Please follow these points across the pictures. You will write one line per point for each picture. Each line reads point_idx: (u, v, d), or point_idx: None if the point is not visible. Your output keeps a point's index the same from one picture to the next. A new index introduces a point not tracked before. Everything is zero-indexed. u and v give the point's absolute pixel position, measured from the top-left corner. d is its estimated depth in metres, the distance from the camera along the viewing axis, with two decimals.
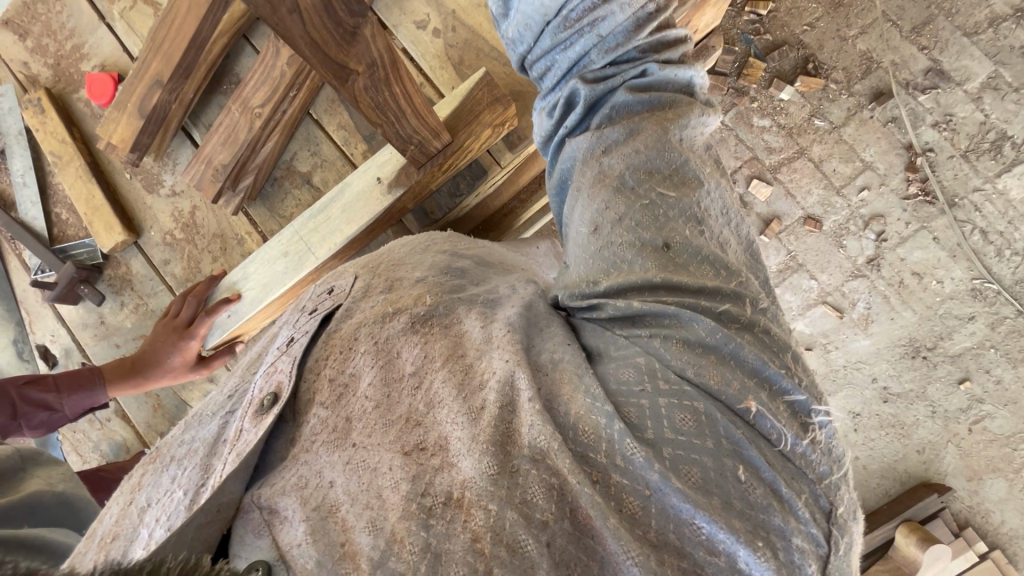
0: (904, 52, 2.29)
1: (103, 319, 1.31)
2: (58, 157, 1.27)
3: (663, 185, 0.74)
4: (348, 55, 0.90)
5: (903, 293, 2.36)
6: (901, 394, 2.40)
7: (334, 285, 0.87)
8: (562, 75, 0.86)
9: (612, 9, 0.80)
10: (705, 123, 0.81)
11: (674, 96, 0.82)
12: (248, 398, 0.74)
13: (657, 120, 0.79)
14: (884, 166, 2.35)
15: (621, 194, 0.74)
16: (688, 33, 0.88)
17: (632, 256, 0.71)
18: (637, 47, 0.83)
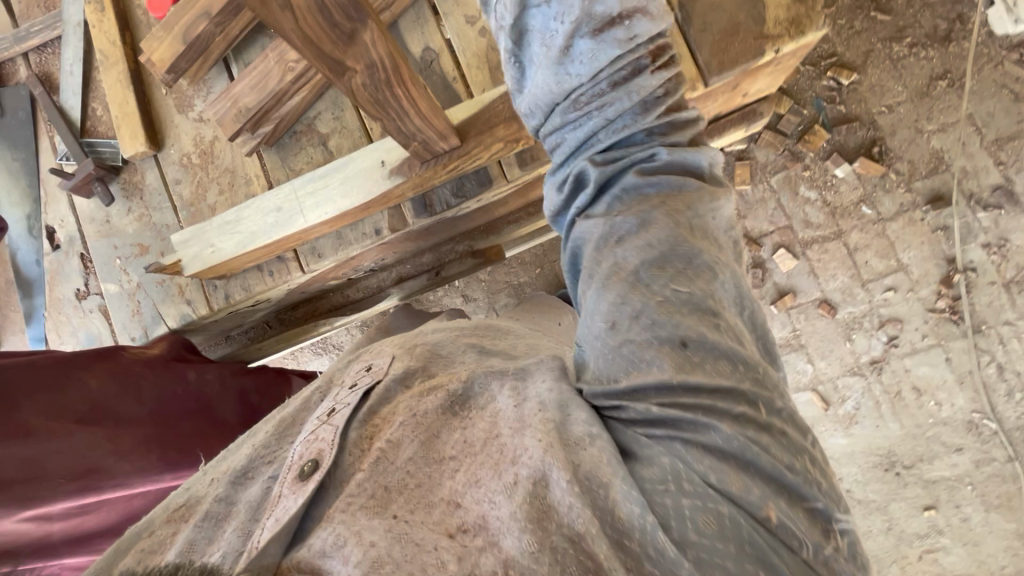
0: (978, 162, 2.17)
1: (109, 219, 1.37)
2: (105, 57, 1.33)
3: (679, 280, 0.71)
4: (345, 54, 0.88)
5: (896, 404, 2.28)
6: (863, 501, 2.35)
7: (371, 362, 0.92)
8: (573, 147, 0.88)
9: (620, 95, 0.84)
10: (717, 210, 0.80)
11: (682, 179, 0.81)
12: (287, 462, 0.75)
13: (667, 210, 0.77)
14: (919, 271, 2.23)
15: (639, 290, 0.71)
16: (700, 114, 0.88)
17: (651, 356, 0.68)
18: (643, 129, 0.85)
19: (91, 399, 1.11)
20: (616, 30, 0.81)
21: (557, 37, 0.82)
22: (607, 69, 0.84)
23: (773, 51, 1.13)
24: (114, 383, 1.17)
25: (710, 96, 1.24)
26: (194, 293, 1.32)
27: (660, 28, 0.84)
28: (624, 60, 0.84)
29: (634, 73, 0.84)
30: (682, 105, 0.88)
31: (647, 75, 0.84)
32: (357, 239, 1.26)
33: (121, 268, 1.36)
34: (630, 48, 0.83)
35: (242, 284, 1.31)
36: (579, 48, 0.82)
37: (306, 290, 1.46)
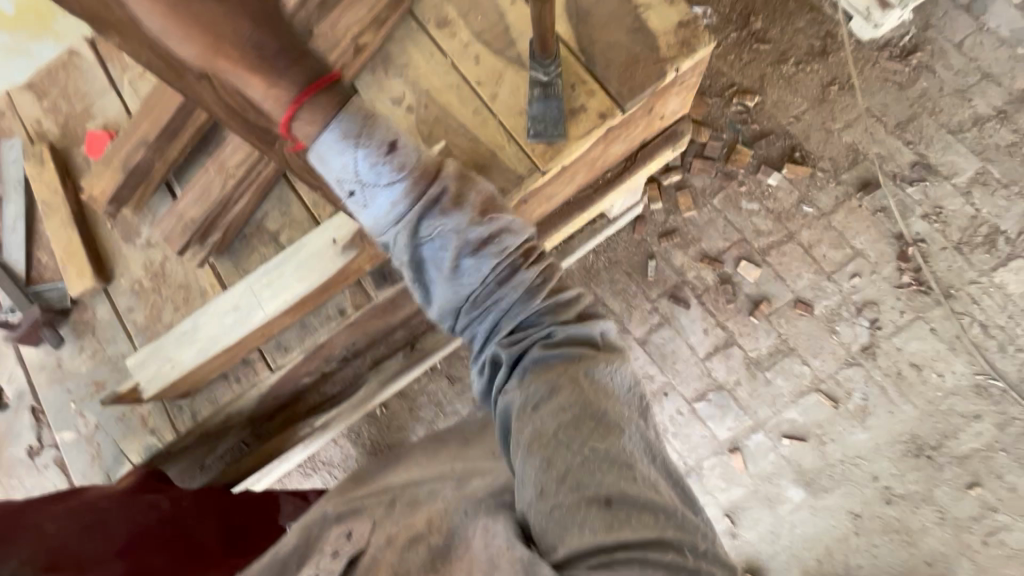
0: (889, 146, 2.34)
1: (61, 363, 1.31)
2: (47, 206, 1.35)
3: (591, 441, 0.82)
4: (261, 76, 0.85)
5: (901, 385, 2.25)
6: (905, 495, 2.21)
7: (349, 528, 0.94)
8: (482, 338, 1.02)
9: (507, 292, 1.00)
10: (615, 373, 0.93)
11: (578, 349, 0.94)
12: None
13: (570, 377, 0.89)
14: (875, 254, 2.31)
15: (558, 452, 0.82)
16: (578, 292, 1.05)
17: (581, 510, 0.76)
18: (534, 310, 1.00)
19: (50, 542, 0.91)
20: (490, 246, 0.99)
21: (445, 260, 1.00)
22: (491, 276, 1.00)
23: (674, 70, 1.23)
24: (75, 524, 0.98)
25: (631, 122, 1.34)
26: (157, 420, 1.24)
27: (525, 237, 1.03)
28: (501, 265, 1.00)
29: (512, 270, 1.01)
30: (560, 286, 1.04)
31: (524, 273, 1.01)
32: (323, 323, 1.24)
33: (76, 411, 1.28)
34: (506, 254, 1.01)
35: (210, 398, 1.25)
36: (465, 266, 1.00)
37: (278, 392, 1.40)
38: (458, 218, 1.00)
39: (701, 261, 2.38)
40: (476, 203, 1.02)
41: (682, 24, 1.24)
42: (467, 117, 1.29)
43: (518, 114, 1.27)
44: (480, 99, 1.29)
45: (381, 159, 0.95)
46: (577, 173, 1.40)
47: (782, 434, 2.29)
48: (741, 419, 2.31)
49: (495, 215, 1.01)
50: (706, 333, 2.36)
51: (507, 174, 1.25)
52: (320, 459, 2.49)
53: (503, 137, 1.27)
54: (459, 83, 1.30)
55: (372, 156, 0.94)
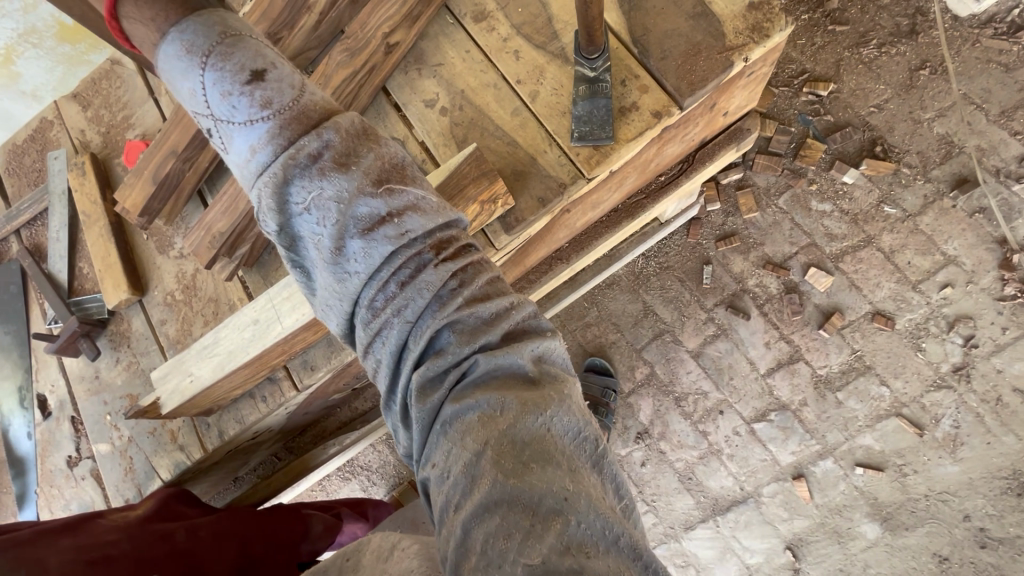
0: (992, 137, 2.03)
1: (98, 374, 1.30)
2: (87, 216, 1.35)
3: (523, 534, 0.58)
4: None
5: (1001, 412, 1.96)
6: (1005, 539, 1.93)
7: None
8: (389, 371, 0.76)
9: (410, 295, 0.73)
10: (551, 419, 0.67)
11: (500, 394, 0.68)
12: None
13: (492, 452, 0.64)
14: (971, 261, 2.02)
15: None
16: (506, 296, 0.77)
17: None
18: (443, 326, 0.73)
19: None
20: (385, 227, 0.74)
21: (326, 239, 0.74)
22: (387, 267, 0.74)
23: (742, 60, 1.07)
24: (81, 558, 0.92)
25: (690, 120, 1.18)
26: (186, 437, 1.21)
27: (437, 220, 0.77)
28: (401, 256, 0.74)
29: (417, 269, 0.74)
30: (483, 284, 0.77)
31: (441, 267, 0.75)
32: (350, 342, 1.16)
33: (111, 424, 1.27)
34: (405, 242, 0.74)
35: (237, 416, 1.21)
36: (354, 248, 0.74)
37: (306, 411, 1.37)
38: (343, 181, 0.73)
39: (764, 268, 2.16)
40: (373, 167, 0.76)
41: (753, 6, 1.07)
42: (505, 119, 1.17)
43: (562, 115, 1.14)
44: (518, 99, 1.17)
45: (239, 87, 0.73)
46: (628, 177, 1.26)
47: (856, 463, 2.05)
48: (808, 443, 2.09)
49: (396, 187, 0.76)
50: (767, 347, 2.15)
51: (545, 181, 1.13)
52: (358, 464, 2.47)
53: (544, 141, 1.14)
54: (497, 81, 1.19)
55: (227, 82, 0.72)
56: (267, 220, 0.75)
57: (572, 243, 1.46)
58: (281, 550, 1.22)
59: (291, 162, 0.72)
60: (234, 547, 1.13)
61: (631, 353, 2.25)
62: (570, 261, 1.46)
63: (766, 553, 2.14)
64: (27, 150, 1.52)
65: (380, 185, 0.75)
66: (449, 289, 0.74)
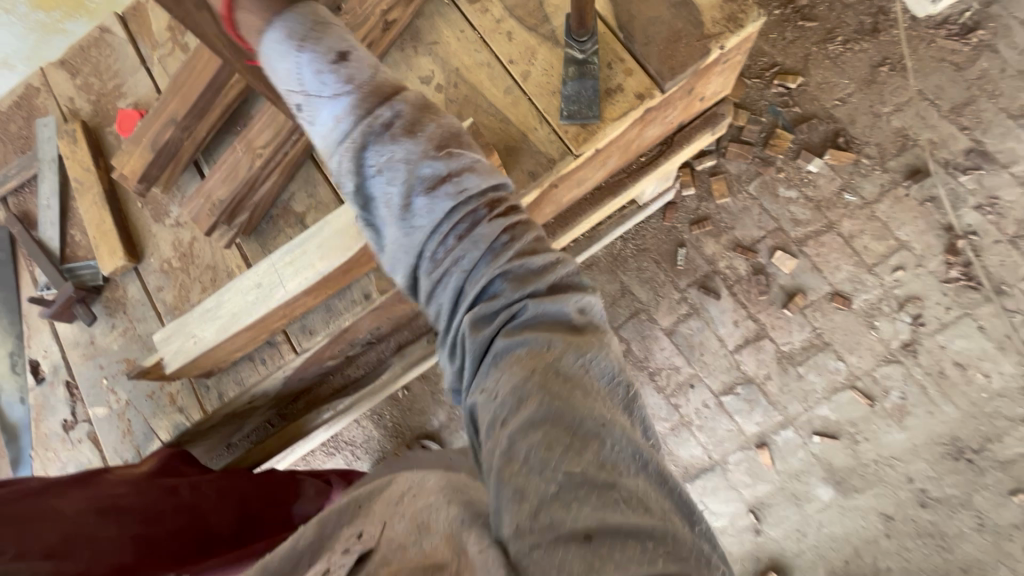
0: (943, 131, 2.20)
1: (93, 340, 1.33)
2: (80, 183, 1.36)
3: (565, 454, 0.64)
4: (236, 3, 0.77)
5: (943, 384, 2.14)
6: (943, 499, 2.12)
7: (362, 527, 0.77)
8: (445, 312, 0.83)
9: (466, 245, 0.80)
10: (593, 360, 0.74)
11: (548, 334, 0.75)
12: None
13: (539, 378, 0.70)
14: (921, 246, 2.18)
15: (528, 480, 0.63)
16: (551, 254, 0.84)
17: (556, 548, 0.57)
18: (496, 274, 0.80)
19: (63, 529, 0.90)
20: (445, 184, 0.81)
21: (391, 193, 0.82)
22: (446, 220, 0.81)
23: (718, 48, 1.15)
24: (93, 507, 0.95)
25: (670, 103, 1.27)
26: (185, 398, 1.25)
27: (490, 184, 0.85)
28: (459, 212, 0.82)
29: (473, 223, 0.82)
30: (533, 244, 0.84)
31: (497, 225, 0.82)
32: (348, 307, 1.22)
33: (108, 388, 1.30)
34: (462, 200, 0.82)
35: (237, 379, 1.25)
36: (416, 201, 0.81)
37: (302, 375, 1.41)
38: (410, 145, 0.82)
39: (734, 250, 2.29)
40: (435, 134, 0.84)
41: None
42: (498, 98, 1.24)
43: (551, 95, 1.21)
44: (510, 78, 1.24)
45: (328, 67, 0.83)
46: (611, 156, 1.34)
47: (813, 432, 2.22)
48: (771, 414, 2.25)
49: (455, 151, 0.84)
50: (736, 325, 2.28)
51: (536, 157, 1.20)
52: (343, 438, 2.52)
53: (534, 119, 1.21)
54: (490, 61, 1.25)
55: (319, 62, 0.83)
56: (344, 181, 0.84)
57: (557, 219, 1.53)
58: (279, 508, 1.27)
59: (368, 127, 0.82)
60: (235, 503, 1.17)
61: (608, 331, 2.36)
62: (554, 236, 1.53)
63: (730, 516, 2.28)
64: (12, 117, 1.50)
65: (441, 149, 0.83)
66: (504, 242, 0.81)
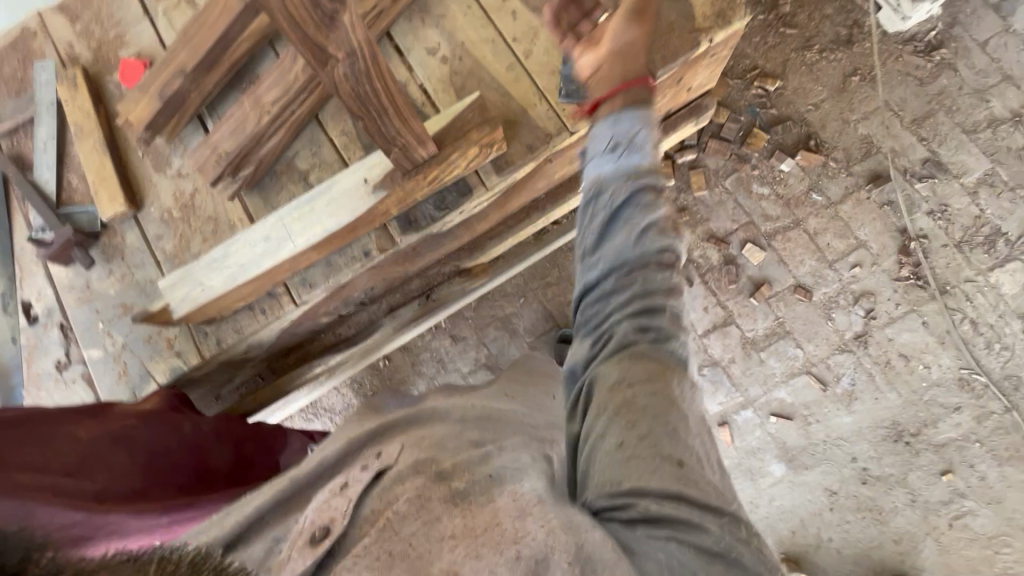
0: (904, 141, 2.36)
1: (89, 284, 1.35)
2: (80, 128, 1.36)
3: (678, 447, 0.75)
4: (327, 39, 0.98)
5: (889, 373, 2.33)
6: (881, 477, 2.32)
7: (381, 448, 0.85)
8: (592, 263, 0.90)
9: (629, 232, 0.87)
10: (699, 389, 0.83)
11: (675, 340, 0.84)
12: (297, 528, 0.72)
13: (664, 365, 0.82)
14: (878, 245, 2.36)
15: (644, 420, 0.76)
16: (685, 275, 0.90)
17: (653, 475, 0.72)
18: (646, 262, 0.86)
19: (80, 451, 0.98)
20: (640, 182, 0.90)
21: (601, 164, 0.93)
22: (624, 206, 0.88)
23: (707, 41, 1.25)
24: (105, 434, 1.04)
25: (661, 91, 1.36)
26: (183, 344, 1.29)
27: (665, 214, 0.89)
28: (645, 208, 0.88)
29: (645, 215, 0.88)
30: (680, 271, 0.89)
31: (656, 237, 0.87)
32: (348, 263, 1.28)
33: (104, 331, 1.33)
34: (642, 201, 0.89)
35: (235, 327, 1.30)
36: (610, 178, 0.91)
37: (296, 330, 1.46)
38: (630, 145, 0.93)
39: (708, 240, 2.42)
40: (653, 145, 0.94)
41: None
42: (500, 74, 1.31)
43: (551, 74, 1.29)
44: (513, 55, 1.31)
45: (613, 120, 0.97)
46: None
47: (770, 412, 2.38)
48: (733, 395, 2.40)
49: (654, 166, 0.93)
50: (706, 311, 2.42)
51: (533, 131, 1.27)
52: (322, 405, 2.57)
53: (534, 96, 1.29)
54: (494, 38, 1.32)
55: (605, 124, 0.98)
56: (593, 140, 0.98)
57: (548, 196, 1.62)
58: (273, 456, 1.35)
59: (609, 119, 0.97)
60: (233, 446, 1.27)
61: None
62: (545, 211, 1.62)
63: None
64: (6, 58, 1.49)
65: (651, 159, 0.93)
66: (658, 254, 0.86)
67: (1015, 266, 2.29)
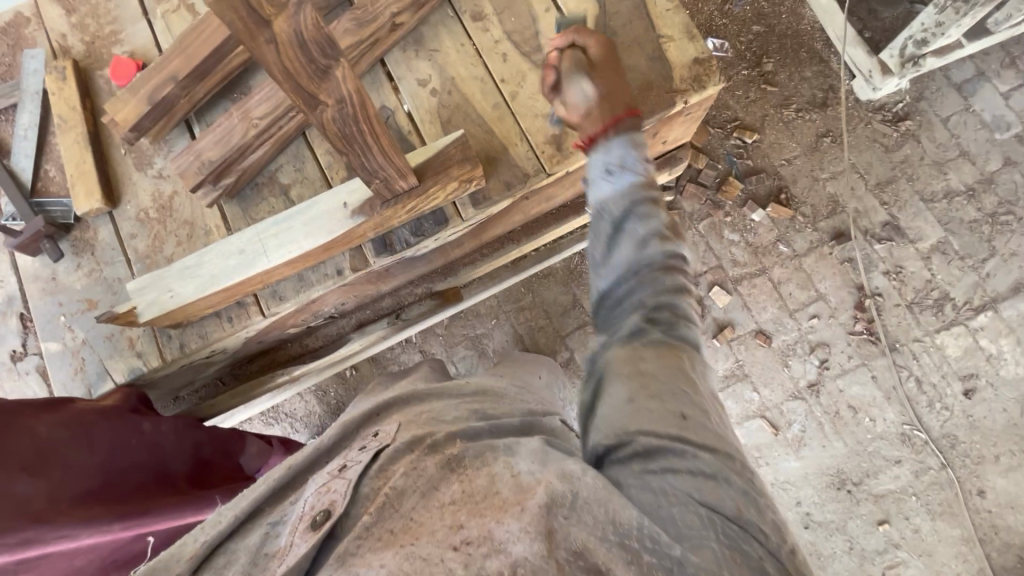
0: (867, 203, 2.50)
1: (55, 276, 1.34)
2: (63, 121, 1.37)
3: (683, 403, 0.80)
4: (319, 89, 0.82)
5: (837, 423, 2.43)
6: (823, 523, 2.40)
7: (379, 427, 0.92)
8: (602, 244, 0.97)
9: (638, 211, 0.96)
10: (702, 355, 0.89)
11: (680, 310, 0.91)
12: (299, 512, 0.76)
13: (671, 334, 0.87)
14: (836, 299, 2.47)
15: (653, 375, 0.82)
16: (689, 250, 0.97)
17: (656, 421, 0.77)
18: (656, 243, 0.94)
19: (42, 447, 1.01)
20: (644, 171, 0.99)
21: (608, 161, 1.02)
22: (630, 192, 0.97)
23: (682, 102, 1.33)
24: (66, 431, 1.06)
25: None
26: (145, 344, 1.29)
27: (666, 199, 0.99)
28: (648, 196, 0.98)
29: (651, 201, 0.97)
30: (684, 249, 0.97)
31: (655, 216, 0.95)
32: (321, 280, 1.30)
33: (65, 325, 1.32)
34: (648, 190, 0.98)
35: (199, 333, 1.31)
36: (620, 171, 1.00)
37: (262, 339, 1.47)
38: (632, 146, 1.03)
39: None
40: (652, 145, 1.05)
41: (696, 61, 1.34)
42: (486, 111, 1.36)
43: (534, 116, 1.34)
44: (500, 94, 1.37)
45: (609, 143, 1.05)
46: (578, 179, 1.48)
47: None
48: None
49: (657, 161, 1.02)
50: None
51: (512, 169, 1.33)
52: (283, 411, 2.55)
53: (516, 136, 1.35)
54: (484, 76, 1.38)
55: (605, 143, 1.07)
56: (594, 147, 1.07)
57: (525, 227, 1.68)
58: (231, 460, 1.40)
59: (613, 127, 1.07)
60: (191, 447, 1.31)
61: (555, 338, 2.54)
62: (520, 242, 1.67)
63: None
64: None
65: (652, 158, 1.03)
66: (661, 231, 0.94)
67: (959, 330, 2.42)
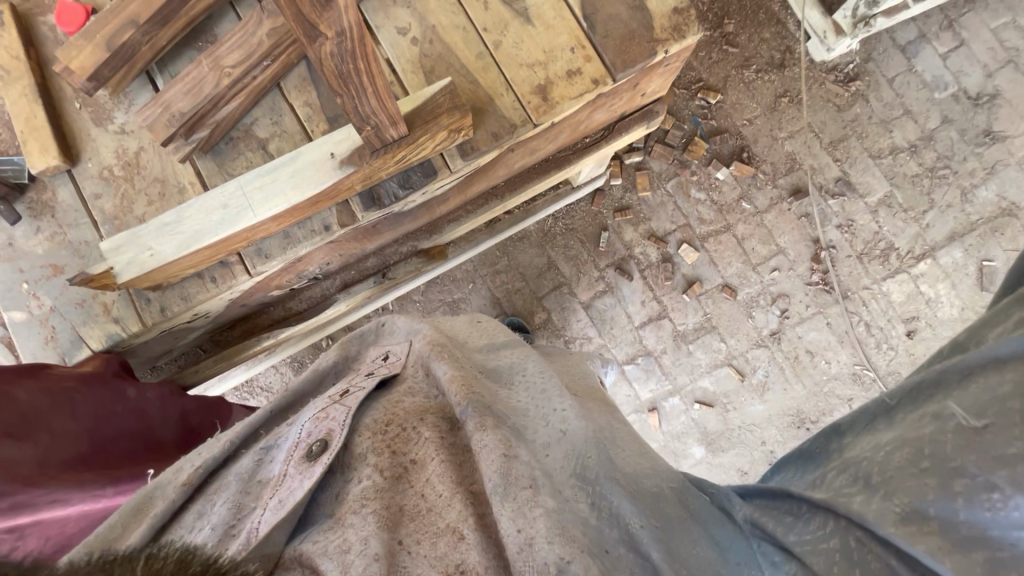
0: (821, 160, 2.57)
1: (13, 241, 1.26)
2: (6, 71, 1.25)
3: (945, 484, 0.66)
4: (320, 19, 0.98)
5: (796, 367, 2.57)
6: None
7: (387, 352, 0.98)
8: None
9: None
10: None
11: None
12: (292, 443, 0.79)
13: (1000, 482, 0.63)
14: (794, 252, 2.57)
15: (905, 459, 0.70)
16: None
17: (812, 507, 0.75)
18: None
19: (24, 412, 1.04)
20: None
21: None
22: None
23: (663, 52, 1.32)
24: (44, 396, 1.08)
25: (617, 92, 1.43)
26: (122, 308, 1.23)
27: None
28: None
29: None
30: None
31: None
32: (307, 237, 1.27)
33: (28, 293, 1.25)
34: None
35: (181, 295, 1.26)
36: None
37: (244, 302, 1.44)
38: None
39: (648, 239, 2.57)
40: None
41: (677, 10, 1.32)
42: (469, 61, 1.34)
43: (518, 66, 1.33)
44: (483, 43, 1.34)
45: None
46: (561, 132, 1.48)
47: (694, 399, 2.60)
48: (662, 383, 2.61)
49: None
50: (643, 304, 2.59)
51: (498, 120, 1.31)
52: (259, 384, 2.49)
53: (501, 86, 1.33)
54: (466, 25, 1.35)
55: None
56: None
57: (507, 184, 1.68)
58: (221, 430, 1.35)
59: None
60: (178, 414, 1.26)
61: (532, 300, 2.59)
62: (503, 198, 1.68)
63: None
64: None
65: None
66: None
67: (903, 277, 2.55)
